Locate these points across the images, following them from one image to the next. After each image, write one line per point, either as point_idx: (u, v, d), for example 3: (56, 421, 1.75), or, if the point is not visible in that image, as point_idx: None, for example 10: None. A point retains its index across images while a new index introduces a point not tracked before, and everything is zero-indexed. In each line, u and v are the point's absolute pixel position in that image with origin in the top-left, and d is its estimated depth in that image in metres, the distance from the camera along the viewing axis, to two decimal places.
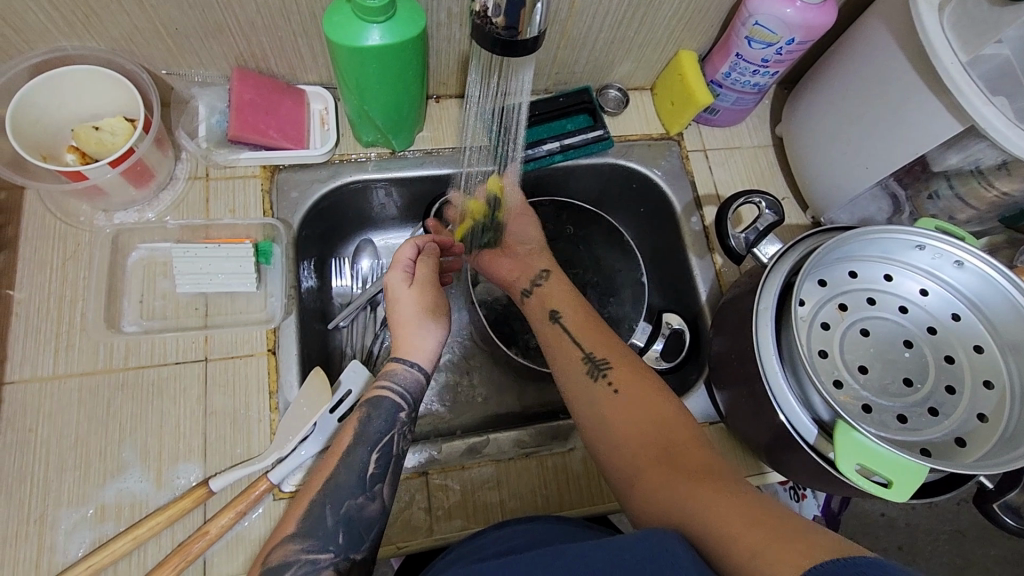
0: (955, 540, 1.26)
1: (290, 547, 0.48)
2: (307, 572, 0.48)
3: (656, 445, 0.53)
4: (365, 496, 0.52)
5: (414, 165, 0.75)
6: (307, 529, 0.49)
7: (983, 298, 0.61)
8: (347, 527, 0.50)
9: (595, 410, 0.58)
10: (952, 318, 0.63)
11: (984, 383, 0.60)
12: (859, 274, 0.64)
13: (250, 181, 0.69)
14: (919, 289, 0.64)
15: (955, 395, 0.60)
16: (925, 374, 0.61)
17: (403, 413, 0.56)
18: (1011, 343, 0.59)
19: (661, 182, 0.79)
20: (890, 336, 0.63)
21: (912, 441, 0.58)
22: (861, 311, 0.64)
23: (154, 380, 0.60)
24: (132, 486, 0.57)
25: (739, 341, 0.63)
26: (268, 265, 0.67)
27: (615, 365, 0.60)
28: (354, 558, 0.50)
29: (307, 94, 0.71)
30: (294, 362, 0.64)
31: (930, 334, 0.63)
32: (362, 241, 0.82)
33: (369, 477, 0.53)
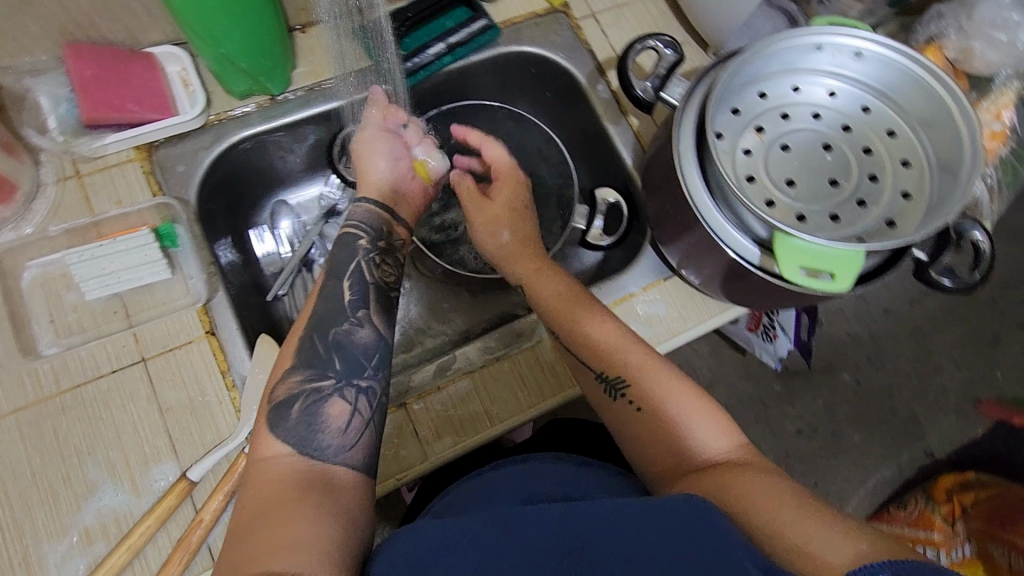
0: (915, 336, 1.36)
1: (293, 380, 0.52)
2: (314, 401, 0.51)
3: (688, 453, 0.53)
4: (350, 324, 0.55)
5: (300, 106, 0.70)
6: (303, 360, 0.53)
7: (885, 82, 0.62)
8: (340, 352, 0.53)
9: (625, 426, 0.57)
10: (863, 110, 0.64)
11: (903, 164, 0.62)
12: (768, 92, 0.64)
13: (127, 166, 0.63)
14: (827, 91, 0.64)
15: (878, 182, 0.62)
16: (849, 171, 0.63)
17: (363, 240, 0.61)
18: (919, 118, 0.61)
19: (559, 58, 0.76)
20: (809, 144, 0.64)
21: (847, 235, 0.60)
22: (777, 128, 0.64)
23: (95, 395, 0.57)
24: (110, 502, 0.55)
25: (670, 189, 0.62)
26: (176, 248, 0.62)
27: (631, 379, 0.57)
28: (357, 383, 0.53)
29: (158, 57, 0.64)
30: (238, 336, 0.61)
31: (845, 132, 0.64)
32: (276, 204, 0.78)
33: (349, 305, 0.56)
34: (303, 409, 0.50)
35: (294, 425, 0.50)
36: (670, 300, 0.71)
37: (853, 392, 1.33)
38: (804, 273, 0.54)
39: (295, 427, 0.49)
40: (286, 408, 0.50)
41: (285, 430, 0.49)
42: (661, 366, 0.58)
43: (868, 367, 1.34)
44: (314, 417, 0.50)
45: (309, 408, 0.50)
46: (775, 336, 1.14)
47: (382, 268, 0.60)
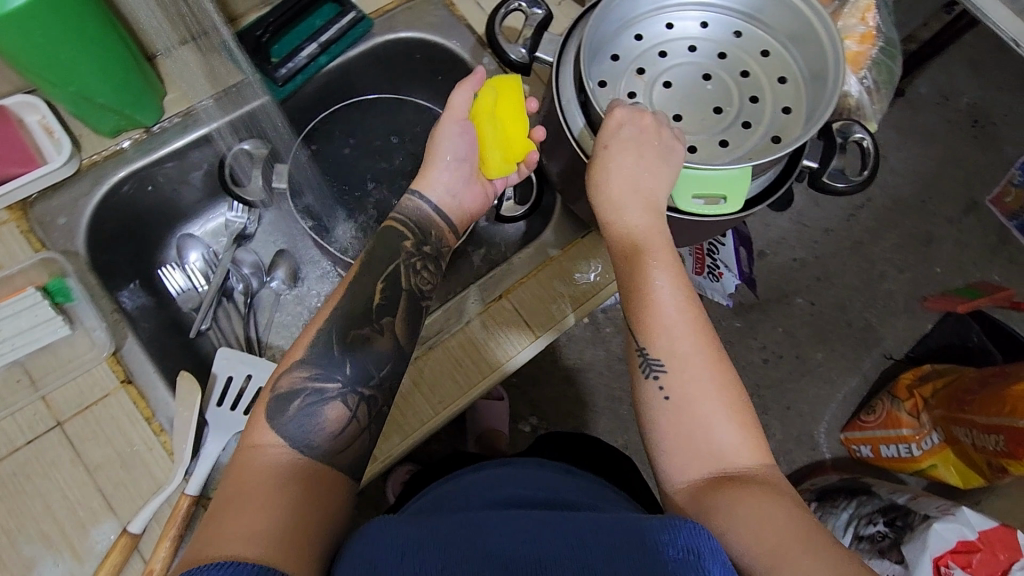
0: (856, 249, 1.40)
1: (297, 375, 0.49)
2: (314, 401, 0.48)
3: (710, 453, 0.46)
4: (374, 328, 0.52)
5: (179, 133, 0.67)
6: (315, 359, 0.50)
7: (750, 6, 0.64)
8: (353, 358, 0.50)
9: (644, 414, 0.49)
10: (735, 36, 0.65)
11: (779, 81, 0.64)
12: (641, 34, 0.65)
13: (4, 229, 0.60)
14: (698, 24, 0.65)
15: (761, 102, 0.63)
16: (730, 97, 0.64)
17: (407, 240, 0.57)
18: (786, 35, 0.63)
19: (438, 38, 0.75)
20: (691, 77, 0.64)
21: (738, 157, 0.61)
22: (657, 66, 0.64)
23: (14, 468, 0.54)
24: (52, 574, 0.53)
25: (563, 147, 0.62)
26: (72, 302, 0.60)
27: (673, 365, 0.48)
28: (361, 391, 0.50)
29: (13, 109, 0.61)
30: (157, 379, 0.59)
31: (722, 59, 0.65)
32: (181, 237, 0.74)
33: (377, 309, 0.53)
34: (303, 407, 0.47)
35: (290, 420, 0.47)
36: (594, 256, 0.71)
37: (807, 314, 1.37)
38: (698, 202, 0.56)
39: (290, 424, 0.47)
40: (287, 401, 0.47)
41: (283, 425, 0.46)
42: (715, 366, 0.48)
43: (816, 287, 1.38)
44: (311, 417, 0.47)
45: (308, 407, 0.48)
46: (721, 274, 1.23)
47: (419, 274, 0.57)
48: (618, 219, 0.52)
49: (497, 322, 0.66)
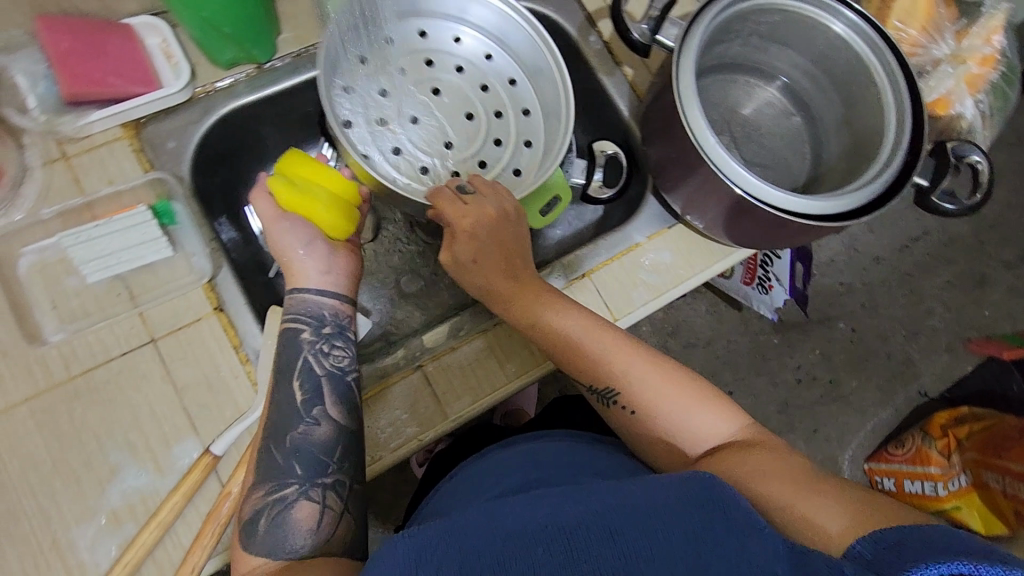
0: (905, 282, 1.38)
1: (257, 494, 0.50)
2: (279, 510, 0.49)
3: (693, 438, 0.55)
4: (308, 423, 0.53)
5: (289, 73, 0.67)
6: (264, 474, 0.51)
7: (508, 39, 0.69)
8: (299, 455, 0.52)
9: (627, 431, 0.59)
10: (486, 58, 0.70)
11: (523, 111, 0.70)
12: (428, 32, 0.70)
13: (116, 145, 0.61)
14: (485, 52, 0.70)
15: (503, 117, 0.70)
16: (475, 106, 0.70)
17: (305, 333, 0.56)
18: (531, 69, 0.69)
19: (548, 11, 0.75)
20: (457, 87, 0.70)
21: (504, 160, 0.69)
22: (435, 70, 0.70)
23: (108, 377, 0.56)
24: (134, 483, 0.54)
25: (670, 132, 0.62)
26: (176, 225, 0.62)
27: (620, 389, 0.57)
28: (322, 481, 0.51)
29: (136, 29, 0.62)
30: (247, 311, 0.60)
31: (462, 74, 0.70)
32: (268, 178, 0.73)
33: (303, 404, 0.54)
34: (269, 522, 0.49)
35: (264, 538, 0.48)
36: (675, 247, 0.71)
37: (848, 341, 1.35)
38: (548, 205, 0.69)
39: (263, 539, 0.48)
40: (254, 523, 0.49)
41: (257, 545, 0.48)
42: (653, 376, 0.57)
43: (862, 315, 1.36)
44: (282, 525, 0.49)
45: (274, 519, 0.49)
46: (772, 287, 1.15)
47: (331, 354, 0.57)
48: (506, 304, 0.60)
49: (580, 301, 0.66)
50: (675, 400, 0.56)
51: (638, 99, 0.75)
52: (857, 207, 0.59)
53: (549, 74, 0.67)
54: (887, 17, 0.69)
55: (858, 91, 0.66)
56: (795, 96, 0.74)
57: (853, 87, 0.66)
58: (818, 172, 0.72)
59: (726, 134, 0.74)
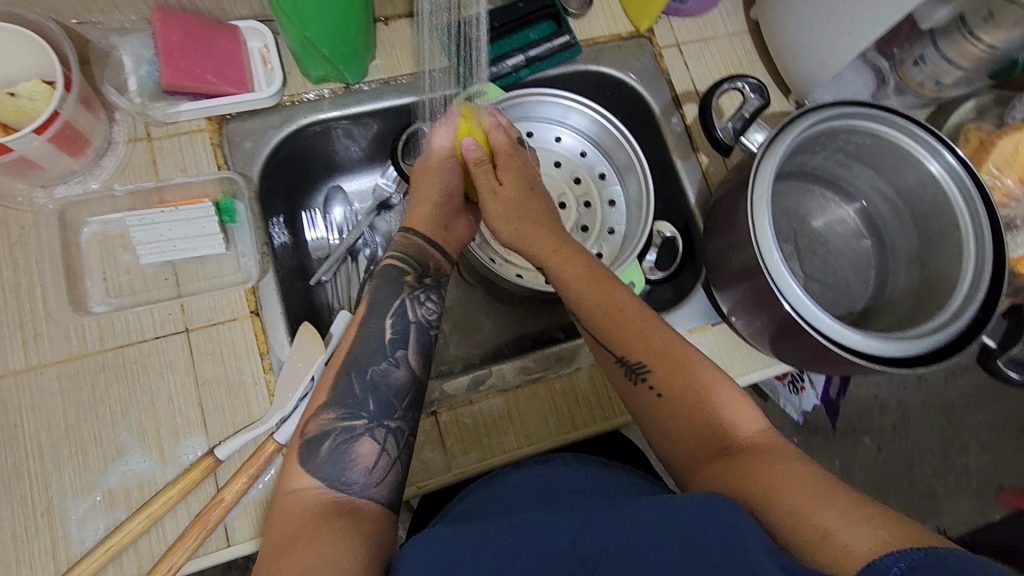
0: (941, 411, 1.25)
1: (325, 417, 0.50)
2: (346, 439, 0.49)
3: (707, 436, 0.50)
4: (388, 362, 0.53)
5: (373, 98, 0.69)
6: (338, 398, 0.50)
7: (603, 142, 0.74)
8: (375, 393, 0.51)
9: (644, 416, 0.54)
10: (582, 156, 0.76)
11: (611, 203, 0.75)
12: (534, 133, 0.75)
13: (197, 135, 0.63)
14: (581, 150, 0.76)
15: (591, 208, 0.76)
16: (569, 198, 0.76)
17: (407, 275, 0.57)
18: (619, 167, 0.74)
19: (636, 84, 0.75)
20: (555, 180, 0.76)
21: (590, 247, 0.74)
22: (538, 164, 0.75)
23: (136, 357, 0.57)
24: (136, 467, 0.55)
25: (734, 235, 0.61)
26: (234, 223, 0.63)
27: (654, 365, 0.53)
28: (388, 424, 0.50)
29: (242, 31, 0.64)
30: (281, 321, 0.61)
31: (560, 168, 0.76)
32: (331, 188, 0.75)
33: (389, 343, 0.54)
34: (333, 447, 0.48)
35: (323, 462, 0.48)
36: (714, 346, 0.69)
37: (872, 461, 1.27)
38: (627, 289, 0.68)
39: (324, 465, 0.47)
40: (316, 444, 0.48)
41: (316, 467, 0.47)
42: (692, 354, 0.54)
43: (890, 436, 1.26)
44: (343, 456, 0.48)
45: (338, 448, 0.48)
46: (802, 388, 0.99)
47: (424, 305, 0.57)
48: (557, 265, 0.59)
49: (606, 382, 0.65)
50: (695, 359, 0.53)
51: (708, 189, 0.74)
52: (914, 355, 0.56)
53: (635, 172, 0.71)
54: (983, 161, 0.68)
55: (938, 233, 0.63)
56: (871, 220, 0.72)
57: (934, 228, 0.63)
58: (879, 301, 0.69)
59: (790, 243, 0.72)
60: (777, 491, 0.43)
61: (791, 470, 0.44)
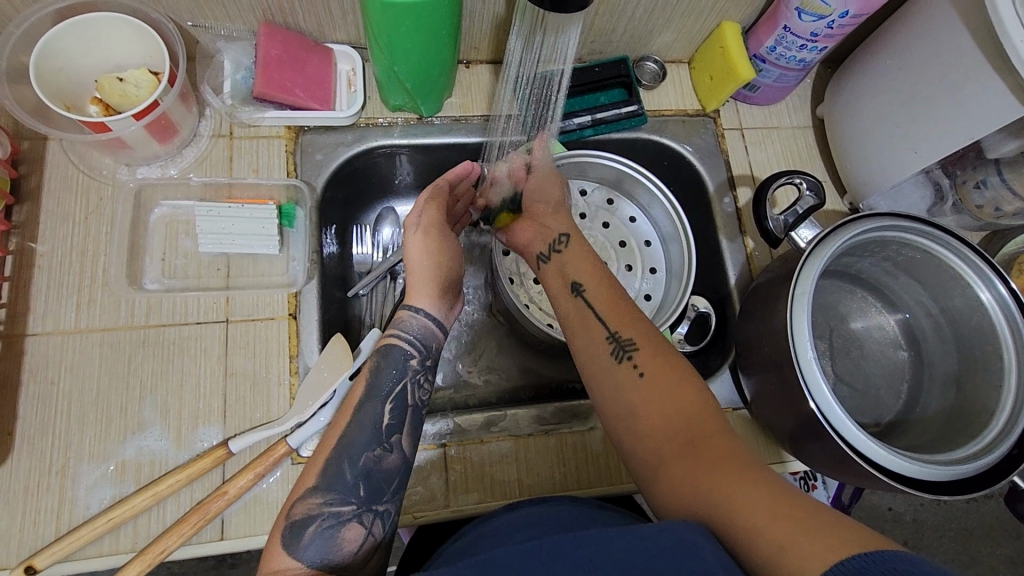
0: (962, 538, 1.13)
1: (312, 500, 0.47)
2: (332, 525, 0.46)
3: (677, 423, 0.49)
4: (382, 448, 0.50)
5: (442, 132, 0.72)
6: (328, 482, 0.48)
7: (652, 211, 0.76)
8: (367, 479, 0.49)
9: (616, 395, 0.52)
10: (630, 221, 0.78)
11: (651, 271, 0.76)
12: (587, 192, 0.78)
13: (274, 141, 0.67)
14: (630, 215, 0.78)
15: (631, 272, 0.76)
16: (611, 259, 0.77)
17: (412, 359, 0.54)
18: (665, 237, 0.75)
19: (694, 160, 0.77)
20: (600, 240, 0.77)
21: None
22: (586, 222, 0.77)
23: (175, 338, 0.60)
24: (151, 445, 0.57)
25: (769, 325, 0.61)
26: (291, 228, 0.67)
27: (642, 347, 0.53)
28: (376, 508, 0.48)
29: (335, 54, 0.69)
30: (315, 328, 0.63)
31: (606, 229, 0.78)
32: (384, 209, 0.79)
33: (385, 428, 0.51)
34: (319, 531, 0.46)
35: (309, 548, 0.45)
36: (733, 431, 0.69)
37: None
38: None
39: (311, 549, 0.45)
40: (301, 528, 0.46)
41: (301, 553, 0.45)
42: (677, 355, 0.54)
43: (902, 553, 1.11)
44: (330, 541, 0.46)
45: (325, 531, 0.46)
46: (814, 487, 0.91)
47: (422, 386, 0.54)
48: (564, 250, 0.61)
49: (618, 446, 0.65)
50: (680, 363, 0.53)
51: (749, 273, 0.74)
52: (937, 482, 0.54)
53: (679, 243, 0.73)
54: None
55: (979, 360, 0.62)
56: (911, 333, 0.71)
57: (975, 354, 0.62)
58: (907, 417, 0.68)
59: (825, 339, 0.72)
60: (750, 492, 0.41)
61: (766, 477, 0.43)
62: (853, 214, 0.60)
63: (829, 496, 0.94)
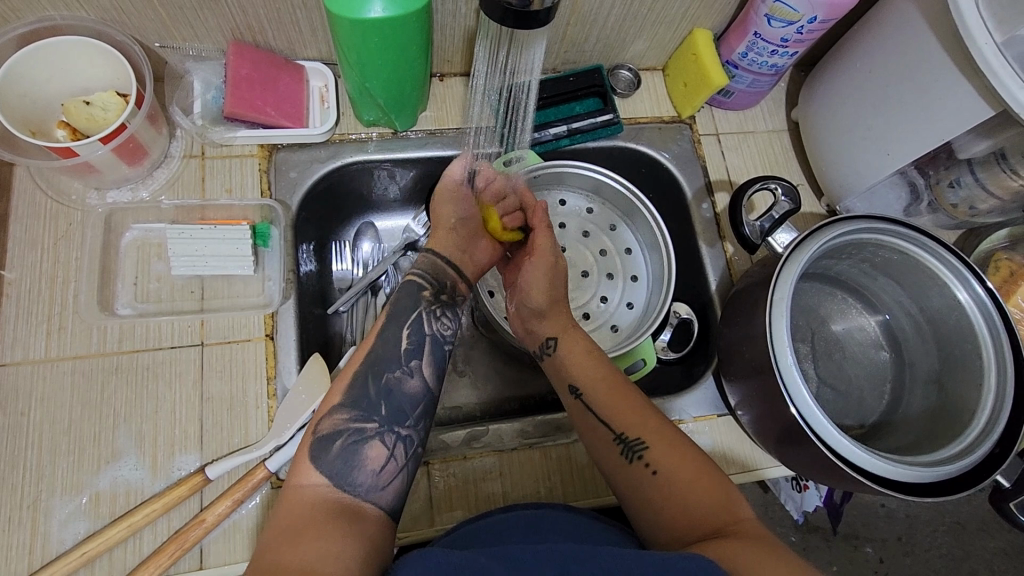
0: (954, 532, 1.13)
1: (338, 417, 0.50)
2: (355, 441, 0.49)
3: (697, 520, 0.49)
4: (403, 371, 0.53)
5: (417, 146, 0.72)
6: (352, 400, 0.51)
7: (631, 218, 0.75)
8: (388, 398, 0.51)
9: (635, 496, 0.53)
10: (610, 229, 0.78)
11: (632, 278, 0.76)
12: (567, 202, 0.77)
13: (247, 160, 0.67)
14: (610, 224, 0.78)
15: (613, 280, 0.76)
16: (592, 268, 0.76)
17: (425, 290, 0.58)
18: (646, 244, 0.75)
19: (671, 167, 0.77)
20: (580, 250, 0.77)
21: (604, 320, 0.74)
22: (567, 233, 0.77)
23: (149, 364, 0.59)
24: (127, 474, 0.56)
25: (749, 330, 0.60)
26: (265, 248, 0.66)
27: (651, 441, 0.54)
28: (399, 431, 0.50)
29: (306, 71, 0.68)
30: (293, 348, 0.62)
31: (585, 238, 0.77)
32: (362, 224, 0.78)
33: (404, 353, 0.54)
34: (343, 447, 0.48)
35: (333, 460, 0.47)
36: (718, 438, 0.68)
37: None
38: (637, 365, 0.68)
39: (334, 463, 0.47)
40: (328, 442, 0.48)
41: (325, 464, 0.47)
42: (687, 442, 0.54)
43: (896, 550, 1.11)
44: (353, 457, 0.48)
45: (348, 447, 0.48)
46: (805, 487, 0.91)
47: (439, 321, 0.57)
48: (568, 339, 0.61)
49: None
50: (691, 453, 0.53)
51: (730, 278, 0.74)
52: (922, 483, 0.54)
53: (659, 251, 0.72)
54: (1011, 294, 0.70)
55: (960, 360, 0.62)
56: (892, 333, 0.71)
57: (956, 354, 0.62)
58: (892, 418, 0.68)
59: (806, 343, 0.72)
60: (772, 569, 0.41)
61: (790, 558, 0.43)
62: (829, 219, 0.60)
63: (821, 497, 0.94)
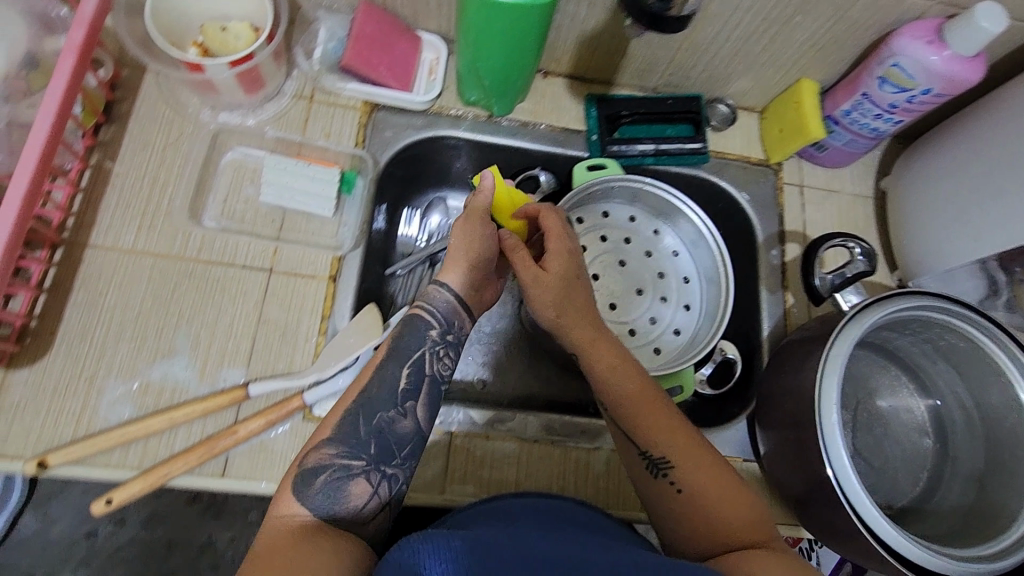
0: None
1: (325, 451, 0.47)
2: (339, 478, 0.46)
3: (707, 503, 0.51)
4: (396, 412, 0.50)
5: (508, 134, 0.74)
6: (340, 435, 0.48)
7: (695, 248, 0.76)
8: (378, 437, 0.48)
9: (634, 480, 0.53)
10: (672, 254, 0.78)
11: (684, 307, 0.76)
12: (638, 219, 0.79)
13: (350, 112, 0.70)
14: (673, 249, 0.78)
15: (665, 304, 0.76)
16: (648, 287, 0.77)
17: (434, 330, 0.53)
18: (706, 278, 0.75)
19: (749, 208, 0.77)
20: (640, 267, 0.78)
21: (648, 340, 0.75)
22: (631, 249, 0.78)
23: (220, 277, 0.62)
24: (176, 372, 0.59)
25: (795, 381, 0.60)
26: (348, 195, 0.70)
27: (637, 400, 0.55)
28: (386, 471, 0.48)
29: (423, 42, 0.71)
30: (351, 294, 0.64)
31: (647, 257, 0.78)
32: (435, 198, 0.80)
33: (402, 393, 0.51)
34: (326, 483, 0.46)
35: (315, 495, 0.45)
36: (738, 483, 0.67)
37: None
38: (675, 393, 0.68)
39: (314, 498, 0.45)
40: (309, 478, 0.46)
41: (307, 498, 0.45)
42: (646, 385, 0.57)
43: None
44: (336, 493, 0.45)
45: (331, 484, 0.46)
46: None
47: (442, 360, 0.53)
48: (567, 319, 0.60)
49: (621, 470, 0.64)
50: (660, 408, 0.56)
51: (784, 328, 0.73)
52: None
53: (717, 286, 0.72)
54: None
55: (1008, 463, 0.60)
56: (940, 421, 0.69)
57: (1006, 458, 0.60)
58: (923, 506, 0.66)
59: (849, 410, 0.70)
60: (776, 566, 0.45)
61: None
62: (900, 290, 0.59)
63: None
